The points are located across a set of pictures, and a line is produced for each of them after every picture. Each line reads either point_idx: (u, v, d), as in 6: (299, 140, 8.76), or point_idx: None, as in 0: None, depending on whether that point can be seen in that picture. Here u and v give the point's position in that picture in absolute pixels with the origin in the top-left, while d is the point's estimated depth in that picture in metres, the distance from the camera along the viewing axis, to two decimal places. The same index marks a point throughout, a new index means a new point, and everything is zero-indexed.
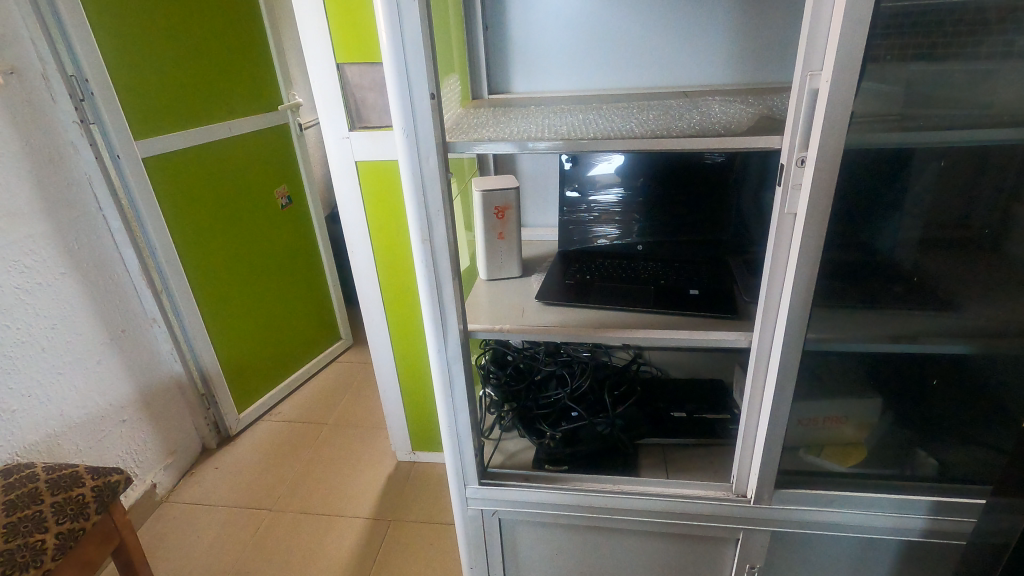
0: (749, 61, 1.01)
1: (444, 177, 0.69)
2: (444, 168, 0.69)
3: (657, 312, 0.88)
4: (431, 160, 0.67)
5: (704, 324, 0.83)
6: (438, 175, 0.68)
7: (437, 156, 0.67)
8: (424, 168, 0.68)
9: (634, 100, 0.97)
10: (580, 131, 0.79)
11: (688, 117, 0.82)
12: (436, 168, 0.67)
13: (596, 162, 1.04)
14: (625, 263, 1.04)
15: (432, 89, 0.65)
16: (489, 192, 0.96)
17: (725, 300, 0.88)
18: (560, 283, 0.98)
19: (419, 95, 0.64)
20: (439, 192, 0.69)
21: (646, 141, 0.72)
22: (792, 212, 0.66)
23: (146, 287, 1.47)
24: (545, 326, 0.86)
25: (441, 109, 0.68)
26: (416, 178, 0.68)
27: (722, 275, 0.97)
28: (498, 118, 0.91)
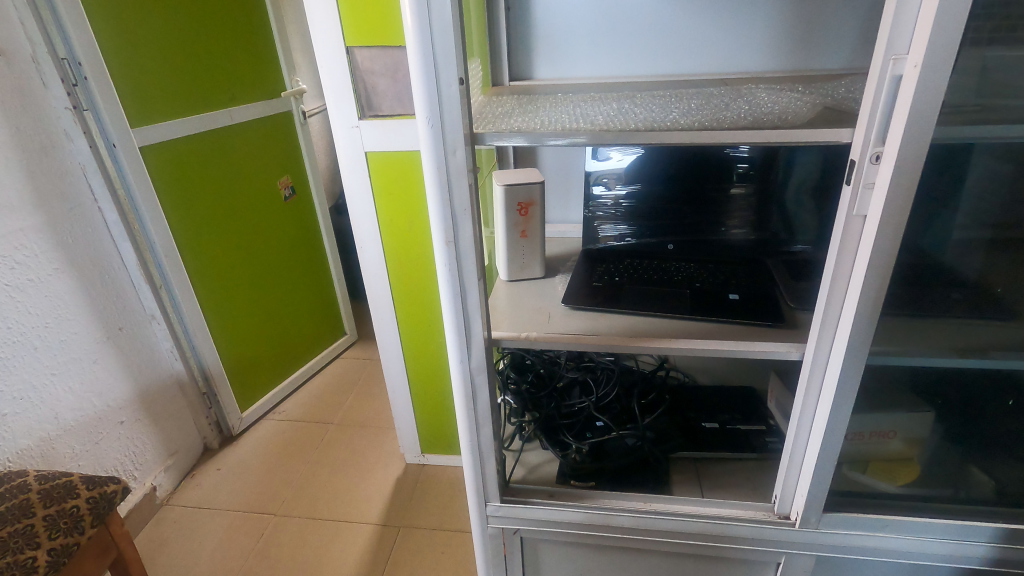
0: (793, 46, 0.94)
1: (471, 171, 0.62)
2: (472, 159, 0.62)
3: (696, 318, 0.81)
4: (459, 152, 0.60)
5: (748, 333, 0.77)
6: (465, 171, 0.61)
7: (465, 149, 0.60)
8: (450, 162, 0.61)
9: (671, 88, 0.89)
10: (618, 121, 0.71)
11: (735, 107, 0.74)
12: (463, 162, 0.60)
13: (607, 154, 0.98)
14: (656, 264, 0.97)
15: (460, 74, 0.57)
16: (512, 187, 0.89)
17: (769, 306, 0.82)
18: (587, 286, 0.91)
19: (446, 78, 0.56)
20: (466, 189, 0.62)
21: (696, 132, 0.64)
22: (863, 213, 0.59)
23: (145, 283, 1.40)
24: (575, 334, 0.79)
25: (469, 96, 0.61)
26: (442, 172, 0.61)
27: (763, 278, 0.90)
28: (524, 107, 0.84)
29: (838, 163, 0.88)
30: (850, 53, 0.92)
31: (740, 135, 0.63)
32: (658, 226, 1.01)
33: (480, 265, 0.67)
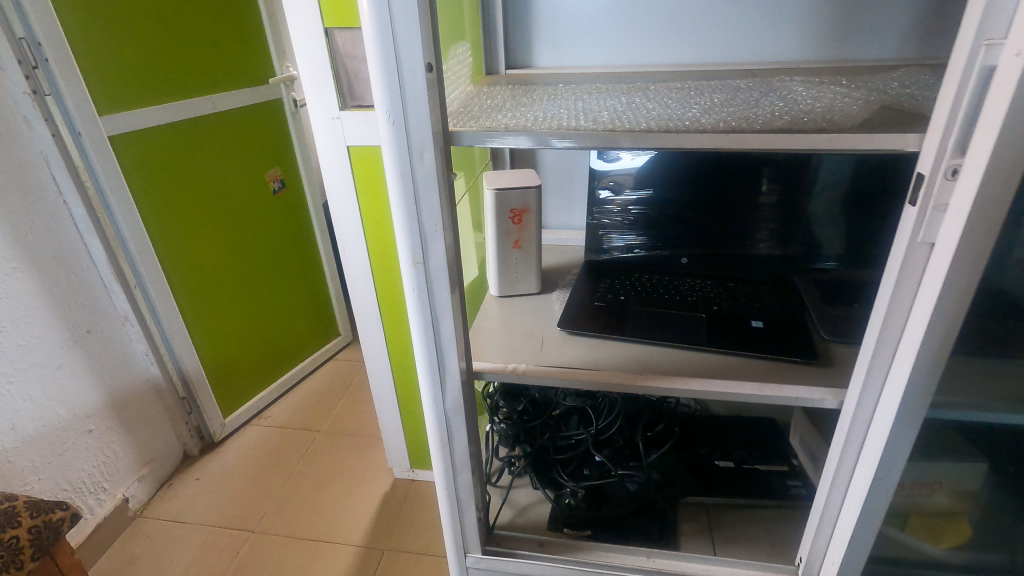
0: (833, 33, 0.81)
1: (443, 178, 0.51)
2: (445, 163, 0.50)
3: (713, 351, 0.69)
4: (428, 154, 0.48)
5: (775, 372, 0.65)
6: (437, 179, 0.50)
7: (436, 153, 0.49)
8: (417, 168, 0.49)
9: (689, 79, 0.77)
10: (624, 119, 0.59)
11: (766, 104, 0.62)
12: (433, 166, 0.49)
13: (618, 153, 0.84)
14: (666, 280, 0.85)
15: (428, 57, 0.46)
16: (503, 191, 0.78)
17: (799, 338, 0.70)
18: (587, 305, 0.80)
19: (411, 62, 0.45)
20: (437, 201, 0.50)
21: (722, 134, 0.52)
22: (930, 240, 0.47)
23: (116, 282, 1.31)
24: (571, 367, 0.67)
25: (442, 87, 0.49)
26: (408, 178, 0.49)
27: (790, 301, 0.78)
28: (518, 98, 0.72)
29: (890, 172, 0.75)
30: (899, 41, 0.79)
31: (777, 137, 0.50)
32: (672, 237, 0.89)
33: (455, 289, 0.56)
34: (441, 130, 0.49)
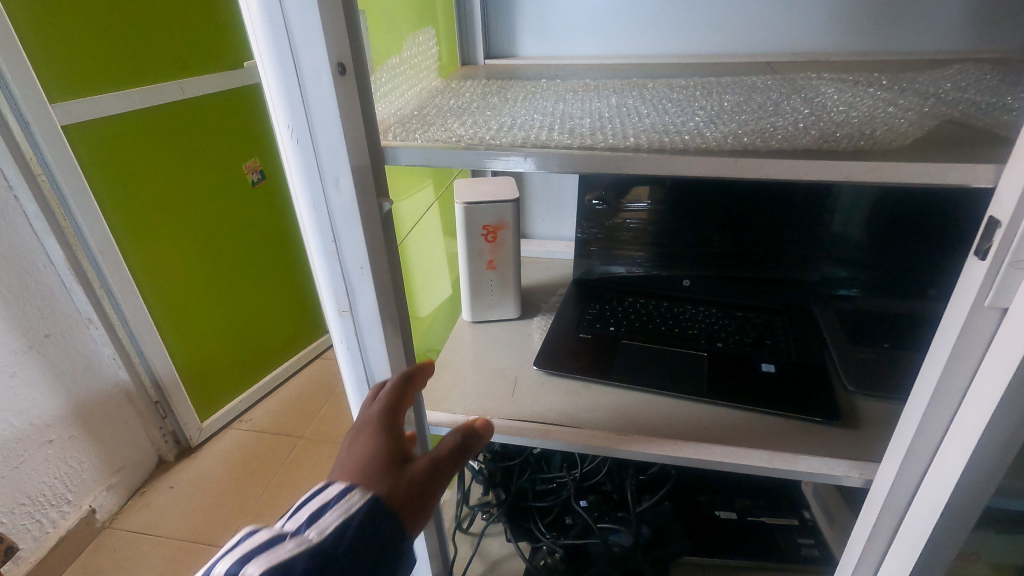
0: (871, 20, 0.68)
1: (370, 209, 0.40)
2: (370, 192, 0.40)
3: (713, 403, 0.59)
4: (344, 182, 0.38)
5: (787, 434, 0.54)
6: (359, 213, 0.39)
7: (355, 180, 0.38)
8: (334, 200, 0.39)
9: (696, 76, 0.64)
10: (611, 128, 0.47)
11: (788, 112, 0.50)
12: (352, 198, 0.39)
13: None
14: (663, 307, 0.74)
15: (340, 57, 0.35)
16: (474, 204, 0.67)
17: (816, 389, 0.59)
18: (571, 338, 0.69)
19: (311, 65, 0.34)
20: (362, 240, 0.40)
21: (729, 156, 0.40)
22: (1001, 305, 0.36)
23: (77, 283, 1.21)
24: (544, 420, 0.57)
25: (365, 95, 0.38)
26: (323, 212, 0.39)
27: (808, 338, 0.67)
28: (490, 96, 0.61)
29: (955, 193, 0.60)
30: (949, 30, 0.66)
31: (802, 160, 0.39)
32: (674, 255, 0.77)
33: (393, 340, 0.46)
34: (363, 149, 0.39)
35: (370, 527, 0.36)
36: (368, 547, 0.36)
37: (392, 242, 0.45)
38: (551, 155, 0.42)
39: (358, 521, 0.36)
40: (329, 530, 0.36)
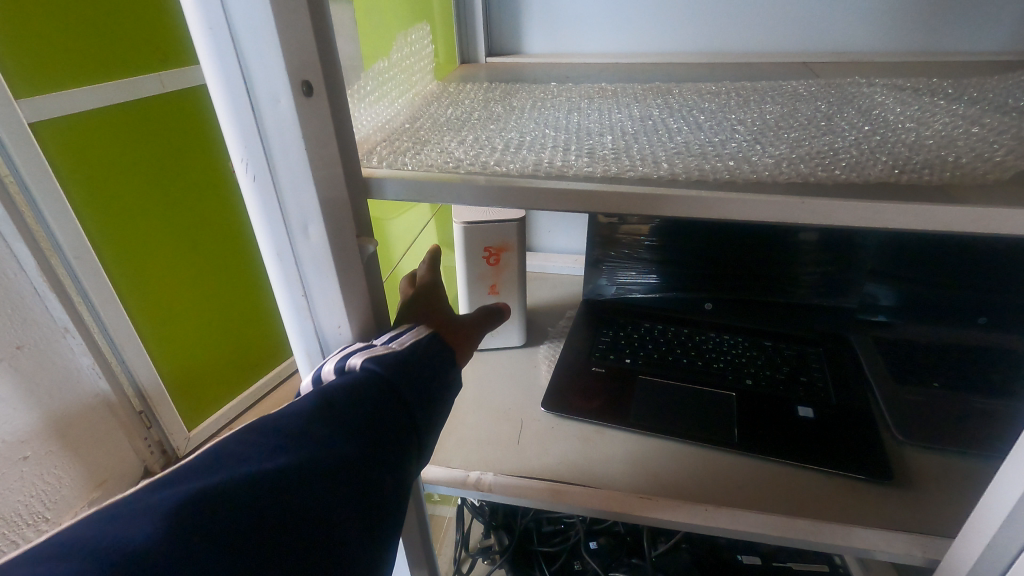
0: (925, 15, 0.60)
1: (348, 257, 0.35)
2: (347, 237, 0.34)
3: (745, 455, 0.52)
4: (314, 229, 0.32)
5: (832, 497, 0.48)
6: (330, 255, 0.33)
7: (324, 219, 0.32)
8: (298, 239, 0.33)
9: (727, 79, 0.57)
10: (639, 149, 0.40)
11: (844, 128, 0.43)
12: (325, 246, 0.33)
13: None
14: (684, 333, 0.67)
15: (302, 73, 0.28)
16: (474, 223, 0.59)
17: (853, 437, 0.53)
18: (580, 370, 0.62)
19: (264, 89, 0.28)
20: (335, 285, 0.34)
21: (786, 191, 0.33)
22: None
23: (51, 291, 1.13)
24: (553, 476, 0.50)
25: (334, 117, 0.32)
26: (290, 262, 0.34)
27: (847, 375, 0.60)
28: (493, 102, 0.53)
29: None
30: (1015, 27, 0.59)
31: (884, 199, 0.31)
32: (694, 273, 0.70)
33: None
34: (336, 187, 0.33)
35: (436, 351, 0.37)
36: (437, 361, 0.37)
37: (375, 289, 0.39)
38: (570, 189, 0.34)
39: (429, 343, 0.37)
40: (407, 343, 0.36)
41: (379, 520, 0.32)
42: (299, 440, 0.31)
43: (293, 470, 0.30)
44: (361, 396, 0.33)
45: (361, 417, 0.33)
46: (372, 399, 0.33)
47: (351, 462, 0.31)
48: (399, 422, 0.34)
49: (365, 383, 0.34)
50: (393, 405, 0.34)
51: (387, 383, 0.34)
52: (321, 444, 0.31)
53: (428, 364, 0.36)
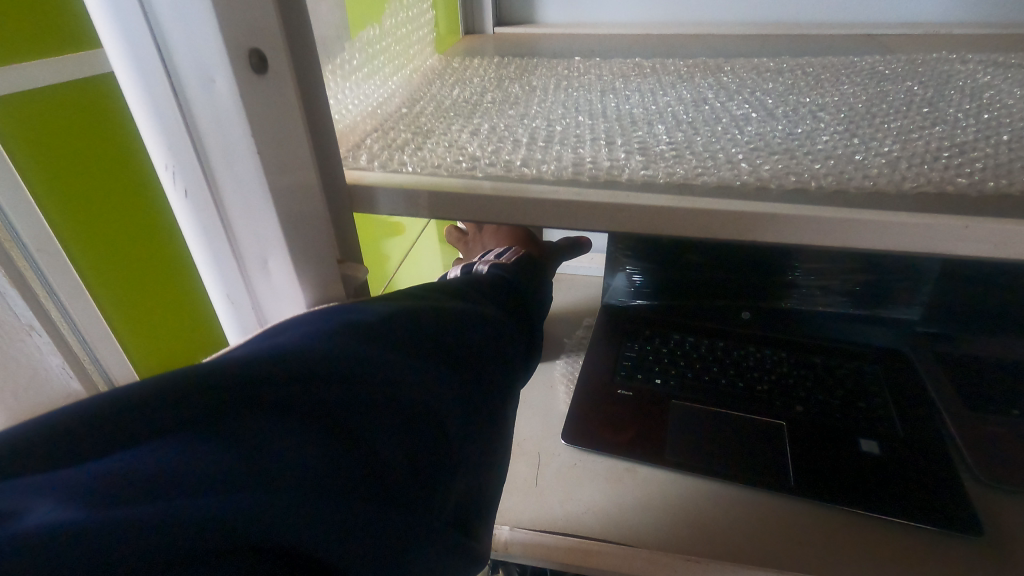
0: None
1: (325, 295, 0.27)
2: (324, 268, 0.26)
3: (804, 502, 0.44)
4: (275, 262, 0.24)
5: (914, 558, 0.40)
6: (298, 288, 0.25)
7: (287, 242, 0.24)
8: (254, 268, 0.25)
9: (786, 55, 0.48)
10: (705, 143, 0.31)
11: (955, 116, 0.34)
12: (292, 284, 0.25)
13: None
14: (719, 348, 0.59)
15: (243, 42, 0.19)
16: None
17: (928, 479, 0.45)
18: (604, 391, 0.54)
19: (188, 62, 0.19)
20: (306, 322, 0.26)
21: (920, 201, 0.25)
22: None
23: None
24: (583, 534, 0.42)
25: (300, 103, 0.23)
26: (245, 302, 0.26)
27: (909, 401, 0.52)
28: (508, 79, 0.44)
29: None
30: None
31: None
32: (731, 276, 0.62)
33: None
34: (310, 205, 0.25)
35: (532, 266, 0.44)
36: (535, 273, 0.44)
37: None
38: (630, 197, 0.25)
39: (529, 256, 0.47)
40: (512, 256, 0.44)
41: (500, 358, 0.31)
42: (466, 294, 0.34)
43: (463, 310, 0.31)
44: (494, 286, 0.38)
45: (500, 295, 0.37)
46: (503, 288, 0.39)
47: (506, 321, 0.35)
48: (519, 307, 0.38)
49: (491, 277, 0.39)
50: (513, 297, 0.39)
51: (506, 279, 0.39)
52: (448, 297, 0.32)
53: (519, 277, 0.41)
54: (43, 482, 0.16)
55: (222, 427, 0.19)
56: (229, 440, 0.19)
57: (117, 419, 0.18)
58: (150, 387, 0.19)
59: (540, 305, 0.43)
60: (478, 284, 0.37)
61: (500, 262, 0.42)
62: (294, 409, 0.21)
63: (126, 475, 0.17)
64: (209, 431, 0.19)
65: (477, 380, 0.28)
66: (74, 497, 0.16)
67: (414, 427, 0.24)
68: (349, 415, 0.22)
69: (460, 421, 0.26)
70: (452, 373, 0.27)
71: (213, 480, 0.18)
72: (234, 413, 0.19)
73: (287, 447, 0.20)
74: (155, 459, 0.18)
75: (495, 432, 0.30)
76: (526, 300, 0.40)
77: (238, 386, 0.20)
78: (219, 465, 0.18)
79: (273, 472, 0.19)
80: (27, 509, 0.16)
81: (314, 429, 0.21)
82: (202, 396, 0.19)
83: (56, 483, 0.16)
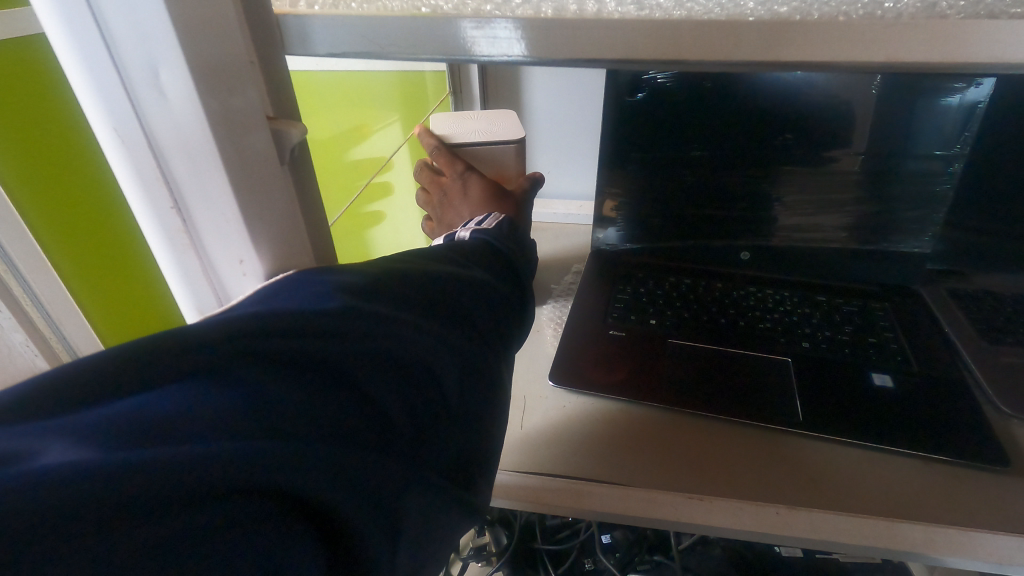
0: None
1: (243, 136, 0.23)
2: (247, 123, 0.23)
3: (816, 439, 0.41)
4: (169, 81, 0.21)
5: (938, 491, 0.37)
6: (196, 105, 0.21)
7: (175, 33, 0.20)
8: (139, 79, 0.21)
9: None
10: None
11: None
12: (193, 104, 0.21)
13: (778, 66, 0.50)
14: (717, 288, 0.55)
15: None
16: (468, 148, 0.48)
17: (947, 410, 0.42)
18: (597, 332, 0.50)
19: None
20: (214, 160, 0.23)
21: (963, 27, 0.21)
22: None
23: None
24: (574, 472, 0.38)
25: None
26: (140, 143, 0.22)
27: (921, 335, 0.49)
28: None
29: None
30: None
31: None
32: (728, 213, 0.59)
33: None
34: (241, 108, 0.23)
35: (517, 235, 0.40)
36: (517, 235, 0.40)
37: (293, 208, 0.27)
38: (600, 28, 0.24)
39: (510, 224, 0.40)
40: (499, 220, 0.40)
41: (489, 321, 0.31)
42: (453, 258, 0.32)
43: (447, 276, 0.30)
44: (478, 250, 0.35)
45: (486, 256, 0.35)
46: (488, 252, 0.36)
47: (496, 287, 0.33)
48: (507, 267, 0.36)
49: (472, 241, 0.36)
50: (500, 260, 0.36)
51: (490, 243, 0.37)
52: (431, 264, 0.31)
53: (505, 241, 0.38)
54: (47, 426, 0.16)
55: (221, 379, 0.19)
56: (226, 388, 0.19)
57: (115, 376, 0.18)
58: (143, 347, 0.19)
59: (532, 270, 0.39)
60: (455, 249, 0.34)
61: (482, 227, 0.38)
62: (291, 365, 0.21)
63: (129, 420, 0.17)
64: (209, 378, 0.19)
65: (466, 335, 0.28)
66: (82, 437, 0.16)
67: (409, 374, 0.24)
68: (349, 369, 0.22)
69: (452, 374, 0.26)
70: (438, 326, 0.27)
71: (215, 425, 0.18)
72: (228, 371, 0.19)
73: (286, 395, 0.20)
74: (152, 405, 0.18)
75: (488, 385, 0.28)
76: (514, 264, 0.37)
77: (231, 346, 0.20)
78: (219, 411, 0.18)
79: (272, 420, 0.19)
80: (36, 448, 0.15)
81: (310, 383, 0.21)
82: (198, 350, 0.20)
83: (64, 428, 0.16)
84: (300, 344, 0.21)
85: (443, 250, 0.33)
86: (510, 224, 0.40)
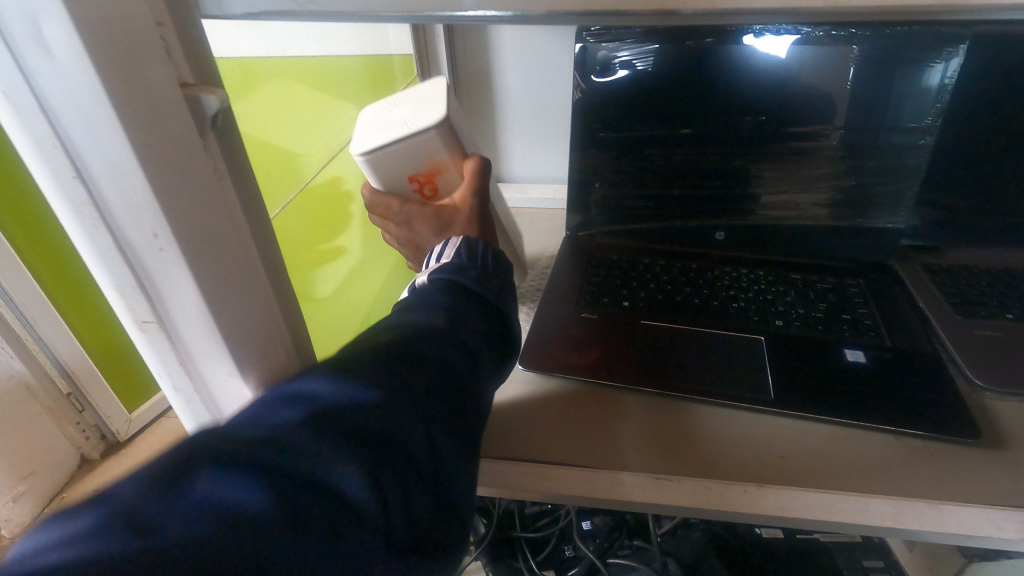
0: None
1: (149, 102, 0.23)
2: (149, 84, 0.23)
3: (787, 415, 0.40)
4: (55, 38, 0.20)
5: (905, 464, 0.36)
6: (84, 68, 0.21)
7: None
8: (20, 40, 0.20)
9: None
10: None
11: None
12: (85, 64, 0.21)
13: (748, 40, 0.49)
14: (692, 269, 0.54)
15: None
16: (381, 153, 0.40)
17: (915, 382, 0.41)
18: (570, 314, 0.49)
19: None
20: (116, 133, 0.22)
21: None
22: None
23: None
24: (541, 455, 0.38)
25: None
26: (33, 109, 0.22)
27: (898, 312, 0.48)
28: None
29: None
30: None
31: None
32: (701, 191, 0.58)
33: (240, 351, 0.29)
34: (145, 73, 0.22)
35: (477, 256, 0.36)
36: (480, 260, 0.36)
37: (214, 182, 0.26)
38: None
39: (468, 249, 0.37)
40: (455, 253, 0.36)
41: (475, 377, 0.30)
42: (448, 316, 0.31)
43: (444, 349, 0.29)
44: (445, 292, 0.33)
45: (462, 300, 0.33)
46: (462, 297, 0.33)
47: (484, 350, 0.32)
48: (490, 312, 0.34)
49: (437, 285, 0.33)
50: (479, 305, 0.34)
51: (455, 283, 0.34)
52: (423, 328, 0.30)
53: (475, 276, 0.35)
54: (68, 527, 0.17)
55: (238, 476, 0.19)
56: (241, 487, 0.19)
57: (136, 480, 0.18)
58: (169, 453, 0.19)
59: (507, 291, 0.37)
60: (422, 300, 0.32)
61: (442, 263, 0.35)
62: (302, 462, 0.21)
63: (143, 521, 0.17)
64: (225, 475, 0.19)
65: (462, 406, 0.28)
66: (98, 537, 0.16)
67: (407, 462, 0.23)
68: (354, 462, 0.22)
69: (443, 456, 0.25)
70: (442, 411, 0.26)
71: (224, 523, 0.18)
72: (244, 468, 0.19)
73: (296, 491, 0.20)
74: (168, 503, 0.18)
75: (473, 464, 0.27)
76: (489, 302, 0.34)
77: (250, 446, 0.20)
78: (227, 507, 0.18)
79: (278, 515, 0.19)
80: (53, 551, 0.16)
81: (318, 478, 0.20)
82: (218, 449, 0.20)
83: (83, 529, 0.17)
84: (314, 439, 0.21)
85: (411, 305, 0.32)
86: (469, 245, 0.37)
